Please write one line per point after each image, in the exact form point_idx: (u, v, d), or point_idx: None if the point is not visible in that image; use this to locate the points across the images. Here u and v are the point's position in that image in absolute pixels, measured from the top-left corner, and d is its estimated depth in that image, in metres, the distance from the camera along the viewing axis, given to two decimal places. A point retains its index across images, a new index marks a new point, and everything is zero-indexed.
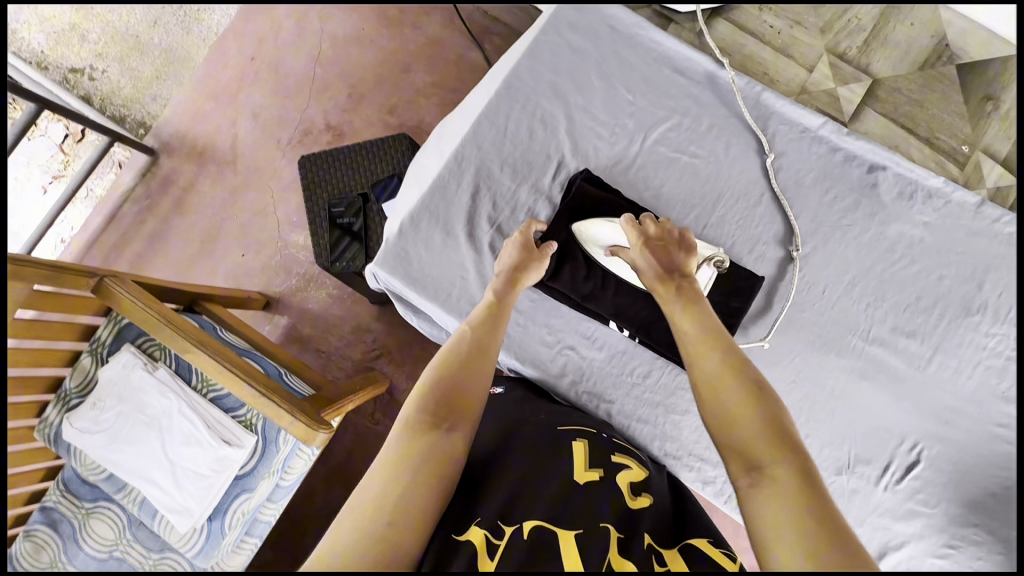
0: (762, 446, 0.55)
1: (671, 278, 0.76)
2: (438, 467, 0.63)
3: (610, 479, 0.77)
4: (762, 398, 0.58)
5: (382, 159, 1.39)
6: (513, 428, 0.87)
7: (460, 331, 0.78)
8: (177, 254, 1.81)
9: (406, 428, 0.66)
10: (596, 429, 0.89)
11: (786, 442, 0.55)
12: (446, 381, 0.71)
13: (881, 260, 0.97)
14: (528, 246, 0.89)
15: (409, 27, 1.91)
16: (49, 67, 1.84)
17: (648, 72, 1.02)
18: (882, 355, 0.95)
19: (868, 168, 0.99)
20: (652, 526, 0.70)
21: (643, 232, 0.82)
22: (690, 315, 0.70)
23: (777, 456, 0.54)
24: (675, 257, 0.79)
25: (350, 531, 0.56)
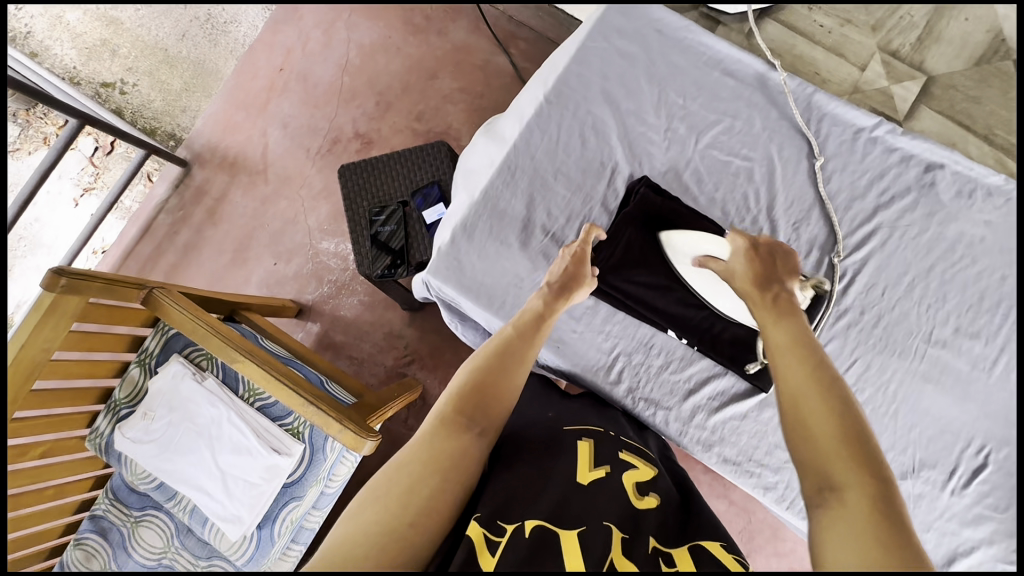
0: (841, 469, 0.57)
1: (769, 289, 0.75)
2: (463, 469, 0.63)
3: (615, 481, 0.72)
4: (847, 422, 0.60)
5: (421, 166, 1.40)
6: (531, 420, 0.84)
7: (503, 332, 0.78)
8: (211, 263, 1.83)
9: (439, 423, 0.66)
10: (604, 428, 0.84)
11: (865, 462, 0.57)
12: (480, 384, 0.70)
13: (941, 260, 0.95)
14: (581, 260, 0.87)
15: (436, 33, 1.92)
16: (82, 83, 1.84)
17: (698, 76, 1.02)
18: (945, 357, 0.93)
19: (925, 168, 0.97)
20: (658, 531, 0.66)
21: (752, 239, 0.81)
22: (781, 322, 0.72)
23: (853, 476, 0.56)
24: (779, 269, 0.77)
25: (371, 521, 0.55)
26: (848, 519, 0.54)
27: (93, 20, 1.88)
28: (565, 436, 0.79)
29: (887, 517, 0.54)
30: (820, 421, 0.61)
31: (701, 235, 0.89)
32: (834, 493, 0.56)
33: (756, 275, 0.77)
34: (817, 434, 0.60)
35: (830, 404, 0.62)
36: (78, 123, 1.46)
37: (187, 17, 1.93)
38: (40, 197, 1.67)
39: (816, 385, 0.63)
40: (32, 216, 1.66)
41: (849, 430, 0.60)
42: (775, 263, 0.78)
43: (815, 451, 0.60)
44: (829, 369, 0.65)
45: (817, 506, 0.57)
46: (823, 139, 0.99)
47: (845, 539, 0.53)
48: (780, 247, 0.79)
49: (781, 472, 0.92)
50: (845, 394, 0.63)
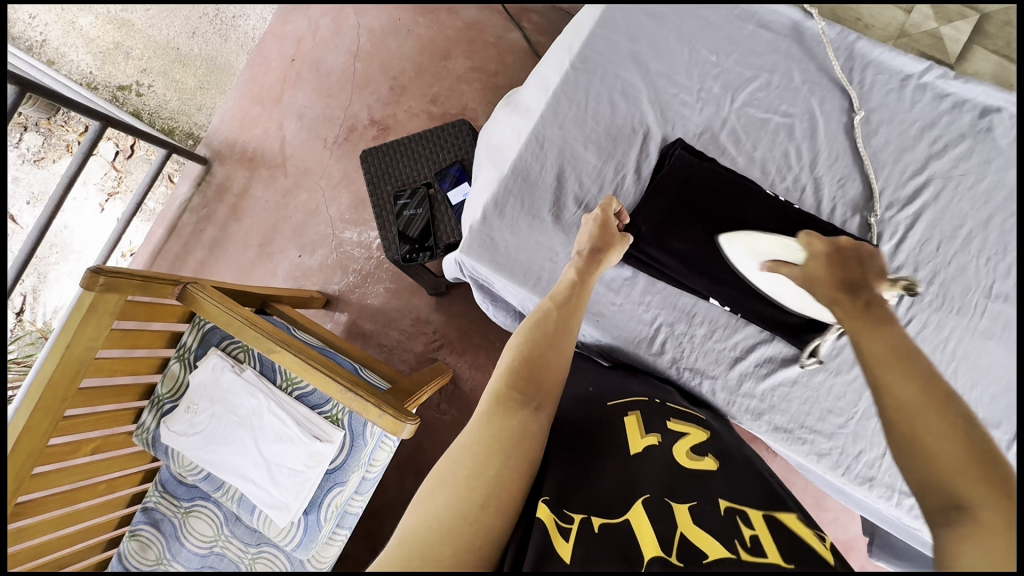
0: (975, 491, 0.49)
1: (857, 298, 0.69)
2: (527, 446, 0.59)
3: (669, 452, 0.67)
4: (972, 442, 0.52)
5: (442, 147, 1.39)
6: (580, 399, 0.82)
7: (542, 307, 0.75)
8: (237, 258, 1.85)
9: (494, 401, 0.62)
10: (648, 395, 0.81)
11: (998, 485, 0.49)
12: (529, 359, 0.67)
13: (1002, 209, 0.90)
14: (607, 223, 0.85)
15: (446, 13, 1.88)
16: (98, 87, 1.85)
17: (730, 30, 0.97)
18: (1009, 312, 0.89)
19: (979, 112, 0.92)
20: (727, 490, 0.60)
21: (832, 244, 0.76)
22: (871, 328, 0.64)
23: (988, 498, 0.48)
24: (859, 269, 0.73)
25: (443, 506, 0.52)
26: (987, 543, 0.46)
27: (103, 22, 1.87)
28: (619, 413, 0.75)
29: None
30: (943, 436, 0.52)
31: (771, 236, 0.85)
32: (966, 514, 0.48)
33: (840, 282, 0.72)
34: (939, 453, 0.52)
35: (952, 421, 0.54)
36: (99, 126, 1.46)
37: (195, 14, 1.91)
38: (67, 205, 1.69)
39: (932, 399, 0.55)
40: (61, 223, 1.68)
41: (974, 448, 0.52)
42: (862, 268, 0.73)
43: (933, 469, 0.51)
44: (940, 380, 0.57)
45: (945, 529, 0.48)
46: (868, 90, 0.94)
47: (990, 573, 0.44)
48: (865, 249, 0.75)
49: (835, 438, 0.90)
50: (965, 411, 0.55)
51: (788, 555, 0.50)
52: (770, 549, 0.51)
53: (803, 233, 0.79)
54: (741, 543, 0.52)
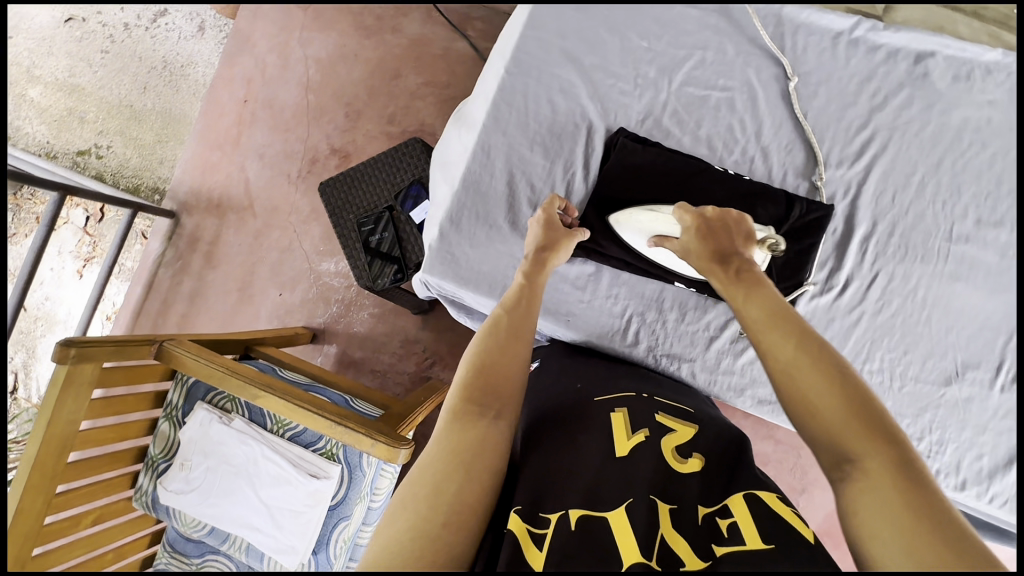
0: (856, 440, 0.50)
1: (728, 266, 0.70)
2: (489, 458, 0.59)
3: (656, 447, 0.66)
4: (847, 388, 0.53)
5: (398, 169, 1.38)
6: (561, 394, 0.79)
7: (495, 315, 0.74)
8: (219, 306, 1.84)
9: (451, 416, 0.62)
10: (636, 390, 0.78)
11: (875, 425, 0.50)
12: (485, 369, 0.66)
13: (950, 151, 0.91)
14: (551, 223, 0.85)
15: (389, 32, 1.88)
16: (58, 155, 1.85)
17: (658, 13, 0.97)
18: (971, 252, 0.89)
19: (915, 59, 0.92)
20: (706, 493, 0.61)
21: (700, 215, 0.77)
22: (749, 293, 0.66)
23: (868, 444, 0.49)
24: (734, 242, 0.74)
25: (403, 527, 0.52)
26: (877, 491, 0.47)
27: (54, 91, 1.88)
28: (597, 408, 0.73)
29: (912, 481, 0.47)
30: (820, 390, 0.54)
31: (651, 211, 0.86)
32: (856, 469, 0.49)
33: (712, 251, 0.73)
34: (821, 409, 0.53)
35: (824, 370, 0.55)
36: (59, 197, 1.43)
37: (143, 69, 1.91)
38: (45, 275, 1.68)
39: (806, 357, 0.56)
40: (41, 296, 1.67)
41: (851, 396, 0.53)
42: (731, 235, 0.75)
43: (821, 426, 0.53)
44: (814, 335, 0.59)
45: (840, 481, 0.50)
46: (801, 53, 0.94)
47: (879, 520, 0.46)
48: (732, 216, 0.77)
49: None
50: (839, 359, 0.56)
51: (767, 538, 0.52)
52: (747, 536, 0.53)
53: (678, 207, 0.80)
54: (718, 539, 0.55)
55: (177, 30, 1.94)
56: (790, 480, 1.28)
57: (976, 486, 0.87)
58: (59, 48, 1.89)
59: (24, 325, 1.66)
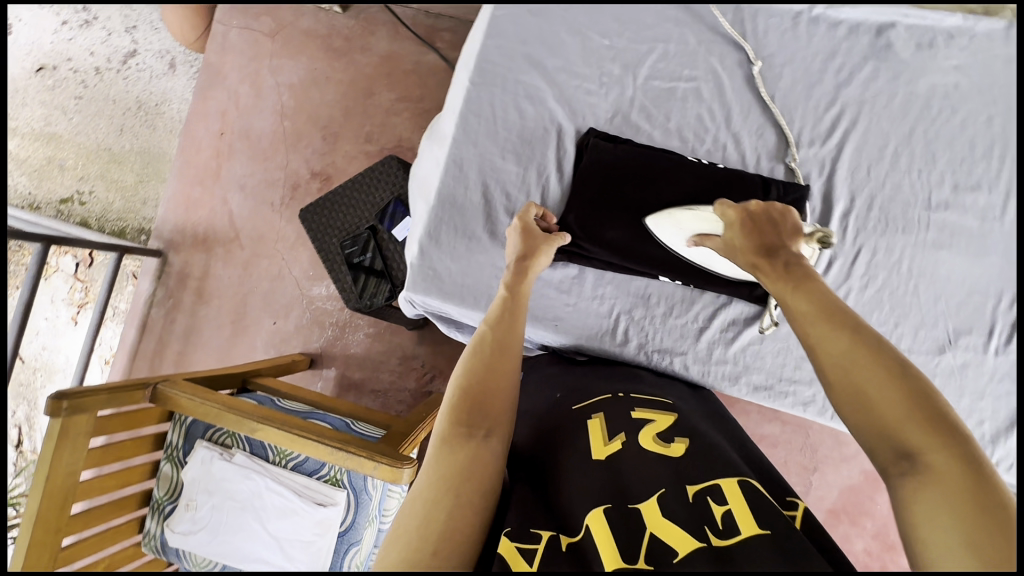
0: (917, 435, 0.47)
1: (775, 259, 0.66)
2: (480, 478, 0.58)
3: (636, 444, 0.67)
4: (907, 382, 0.51)
5: (377, 188, 1.36)
6: (547, 408, 0.81)
7: (479, 333, 0.73)
8: (214, 340, 1.83)
9: (440, 441, 0.61)
10: (613, 391, 0.81)
11: (937, 422, 0.48)
12: (472, 389, 0.66)
13: (921, 119, 0.90)
14: (530, 229, 0.85)
15: (359, 51, 1.88)
16: (41, 205, 1.86)
17: (617, 10, 0.96)
18: (952, 218, 0.89)
19: (876, 32, 0.92)
20: (694, 471, 0.62)
21: (745, 210, 0.73)
22: (795, 287, 0.63)
23: (930, 439, 0.47)
24: (779, 233, 0.70)
25: (395, 557, 0.51)
26: (940, 487, 0.44)
27: (32, 141, 1.88)
28: (574, 417, 0.75)
29: (978, 479, 0.44)
30: (878, 383, 0.51)
31: (693, 211, 0.84)
32: (918, 464, 0.46)
33: (758, 246, 0.69)
34: (878, 404, 0.50)
35: (882, 364, 0.52)
36: (42, 247, 1.38)
37: (119, 111, 1.91)
38: (41, 325, 1.67)
39: (863, 350, 0.54)
40: (39, 346, 1.67)
41: (911, 391, 0.50)
42: (776, 229, 0.70)
43: (878, 420, 0.50)
44: (868, 329, 0.56)
45: (900, 478, 0.47)
46: (763, 36, 0.93)
47: (942, 517, 0.43)
48: (777, 209, 0.72)
49: (816, 383, 0.89)
50: (897, 354, 0.53)
51: (763, 522, 0.53)
52: (742, 522, 0.54)
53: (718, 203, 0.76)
54: (712, 526, 0.54)
55: (149, 68, 1.94)
56: (800, 461, 1.28)
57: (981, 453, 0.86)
58: (33, 98, 1.90)
59: (24, 377, 1.65)
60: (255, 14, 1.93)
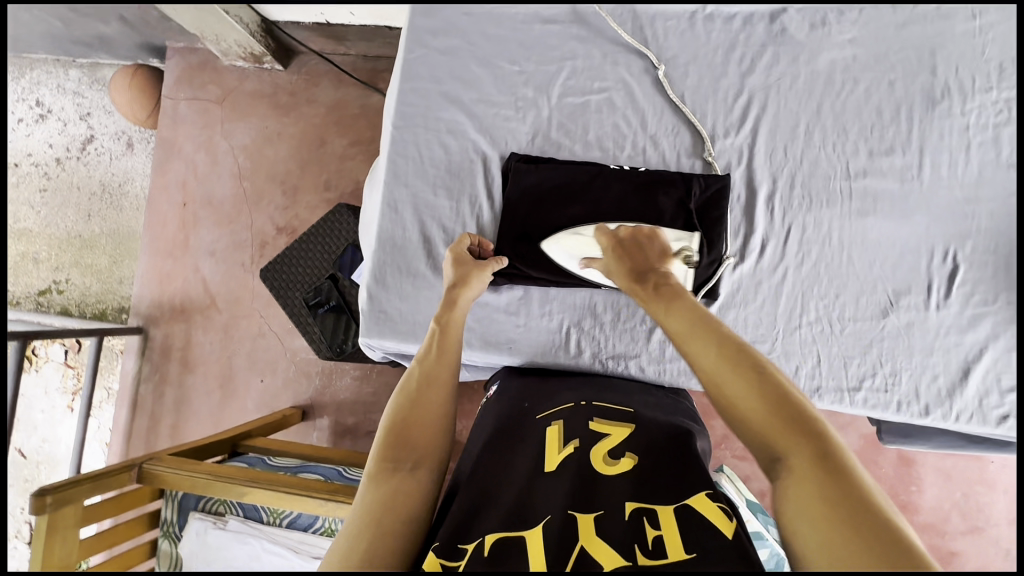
0: (780, 439, 0.58)
1: (645, 282, 0.81)
2: (403, 504, 0.67)
3: (587, 457, 0.74)
4: (769, 392, 0.61)
5: (332, 237, 1.39)
6: (511, 414, 0.86)
7: (409, 370, 0.82)
8: (206, 407, 1.84)
9: (371, 474, 0.70)
10: (575, 399, 0.86)
11: (795, 424, 0.58)
12: (400, 424, 0.75)
13: (827, 95, 0.93)
14: (463, 261, 0.90)
15: (305, 102, 1.86)
16: (21, 300, 1.90)
17: (522, 35, 0.99)
18: (872, 184, 0.91)
19: (770, 19, 0.95)
20: (639, 494, 0.67)
21: (615, 236, 0.89)
22: (672, 310, 0.74)
23: (788, 442, 0.57)
24: (649, 254, 0.86)
25: None
26: (801, 483, 0.55)
27: None
28: (536, 428, 0.82)
29: (829, 469, 0.55)
30: (745, 396, 0.62)
31: (578, 233, 0.93)
32: (783, 465, 0.57)
33: (631, 270, 0.84)
34: (745, 410, 0.61)
35: (748, 378, 0.63)
36: (21, 344, 1.33)
37: (84, 196, 1.92)
38: (38, 418, 1.66)
39: (731, 367, 0.64)
40: (39, 440, 1.65)
41: (771, 395, 0.61)
42: (645, 252, 0.86)
43: (751, 428, 0.61)
44: (735, 344, 0.67)
45: (776, 479, 0.57)
46: (663, 40, 0.97)
47: (803, 510, 0.53)
48: (646, 231, 0.88)
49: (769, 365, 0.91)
50: (758, 365, 0.64)
51: (690, 548, 0.58)
52: (671, 549, 0.58)
53: (599, 229, 0.91)
54: (642, 546, 0.59)
55: (107, 151, 1.94)
56: None
57: (941, 408, 0.87)
58: None
59: (29, 474, 1.63)
60: (200, 83, 1.89)
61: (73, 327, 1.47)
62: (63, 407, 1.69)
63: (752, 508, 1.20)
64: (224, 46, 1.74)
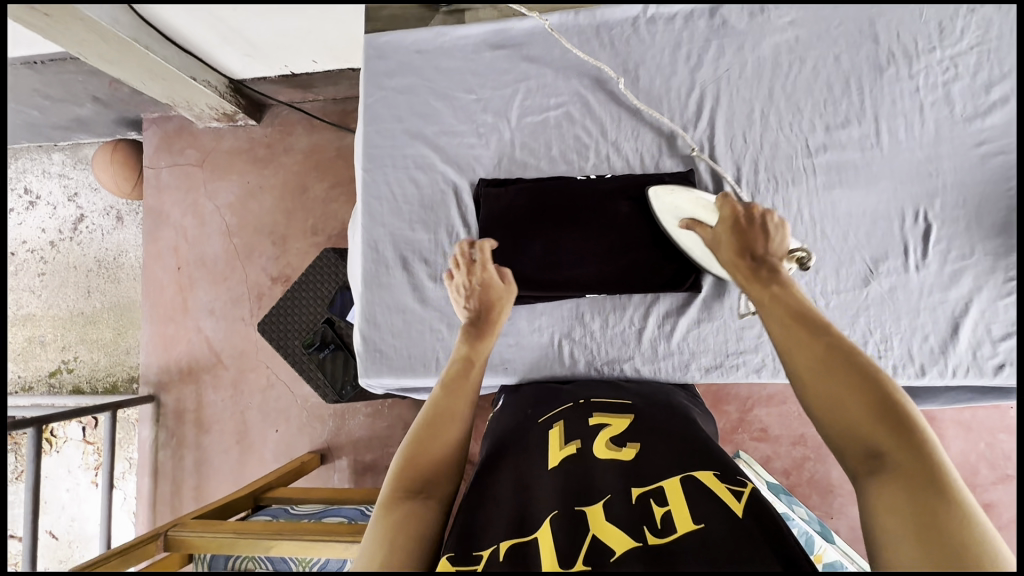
0: (881, 435, 0.60)
1: (758, 273, 0.80)
2: (419, 530, 0.67)
3: (590, 450, 0.78)
4: (874, 391, 0.63)
5: (323, 282, 1.41)
6: (514, 424, 0.88)
7: (433, 397, 0.83)
8: (226, 465, 1.85)
9: (386, 501, 0.70)
10: (572, 400, 0.89)
11: (896, 422, 0.60)
12: (423, 452, 0.75)
13: (776, 78, 0.95)
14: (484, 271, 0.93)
15: (282, 153, 1.90)
16: (34, 383, 1.94)
17: (474, 64, 1.02)
18: (835, 158, 0.93)
19: (711, 13, 0.96)
20: (642, 476, 0.71)
21: (747, 210, 0.85)
22: (773, 302, 0.76)
23: (888, 437, 0.59)
24: (768, 242, 0.83)
25: None
26: (899, 479, 0.56)
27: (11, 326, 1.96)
28: (537, 430, 0.85)
29: (929, 464, 0.56)
30: (850, 393, 0.63)
31: (694, 193, 0.90)
32: (883, 461, 0.58)
33: (739, 248, 0.83)
34: (848, 408, 0.63)
35: (855, 378, 0.64)
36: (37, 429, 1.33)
37: (82, 274, 1.96)
38: (65, 497, 1.68)
39: (838, 366, 0.66)
40: (68, 520, 1.68)
41: (876, 404, 0.62)
42: (766, 236, 0.83)
43: (850, 424, 0.62)
44: (839, 345, 0.68)
45: (870, 475, 0.59)
46: (611, 48, 0.99)
47: (901, 504, 0.54)
48: (772, 218, 0.84)
49: (760, 348, 0.92)
50: (864, 365, 0.66)
51: (697, 520, 0.62)
52: (678, 522, 0.63)
53: (724, 196, 0.88)
54: (652, 526, 0.63)
55: (99, 228, 1.97)
56: None
57: (936, 366, 0.88)
58: None
59: (63, 555, 1.67)
60: (178, 148, 1.92)
61: (86, 405, 1.48)
62: (87, 482, 1.70)
63: (774, 489, 1.20)
64: (197, 110, 1.77)
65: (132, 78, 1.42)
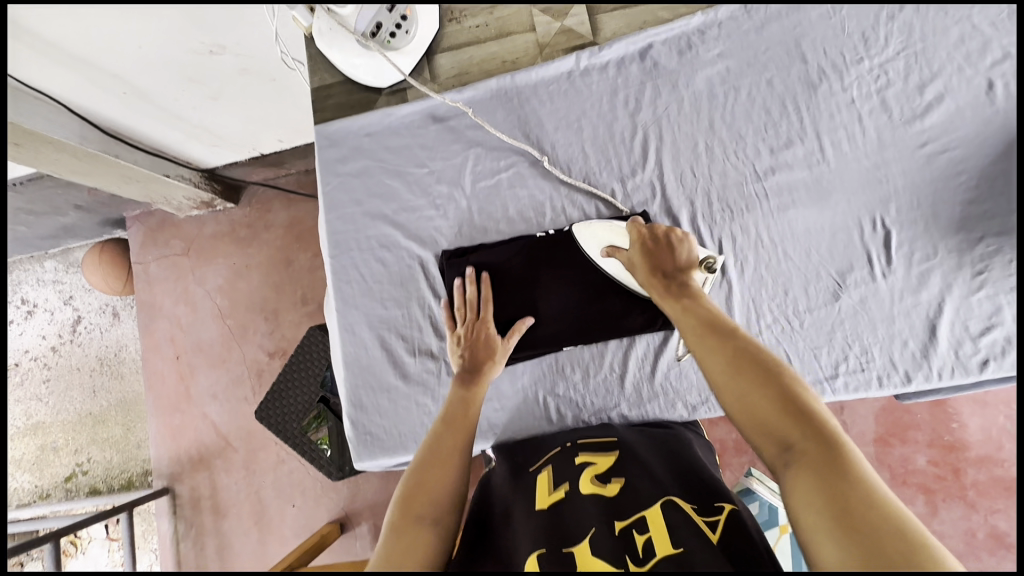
0: (788, 427, 0.59)
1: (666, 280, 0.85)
2: (425, 558, 0.64)
3: (578, 489, 0.77)
4: (779, 386, 0.63)
5: (314, 360, 1.42)
6: (504, 476, 0.87)
7: (433, 429, 0.81)
8: (246, 549, 1.80)
9: (393, 526, 0.67)
10: (557, 445, 0.89)
11: (801, 414, 0.60)
12: (423, 482, 0.72)
13: (714, 109, 0.97)
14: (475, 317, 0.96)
15: (260, 231, 1.92)
16: (51, 490, 1.91)
17: (421, 137, 1.05)
18: (783, 178, 0.94)
19: (641, 57, 0.99)
20: (626, 510, 0.71)
21: (652, 231, 0.91)
22: (684, 308, 0.79)
23: (796, 429, 0.59)
24: (674, 258, 0.87)
25: None
26: (808, 468, 0.55)
27: (20, 437, 1.95)
28: (527, 477, 0.84)
29: (834, 452, 0.56)
30: (758, 389, 0.64)
31: (611, 224, 0.96)
32: (793, 453, 0.58)
33: (650, 265, 0.88)
34: (757, 402, 0.63)
35: (762, 375, 0.65)
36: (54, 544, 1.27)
37: (85, 376, 1.97)
38: None
39: (744, 363, 0.67)
40: None
41: (782, 397, 0.62)
42: (671, 252, 0.88)
43: (762, 420, 0.62)
44: (745, 344, 0.70)
45: (786, 469, 0.57)
46: (550, 103, 1.01)
47: (813, 494, 0.53)
48: (677, 234, 0.89)
49: None
50: (768, 362, 0.66)
51: (679, 546, 0.62)
52: (659, 549, 0.62)
53: (633, 222, 0.92)
54: (634, 555, 0.63)
55: (97, 326, 2.00)
56: None
57: (920, 371, 0.88)
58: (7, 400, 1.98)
59: None
60: (163, 241, 1.96)
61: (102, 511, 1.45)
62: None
63: None
64: (176, 203, 1.82)
65: (106, 183, 1.36)
